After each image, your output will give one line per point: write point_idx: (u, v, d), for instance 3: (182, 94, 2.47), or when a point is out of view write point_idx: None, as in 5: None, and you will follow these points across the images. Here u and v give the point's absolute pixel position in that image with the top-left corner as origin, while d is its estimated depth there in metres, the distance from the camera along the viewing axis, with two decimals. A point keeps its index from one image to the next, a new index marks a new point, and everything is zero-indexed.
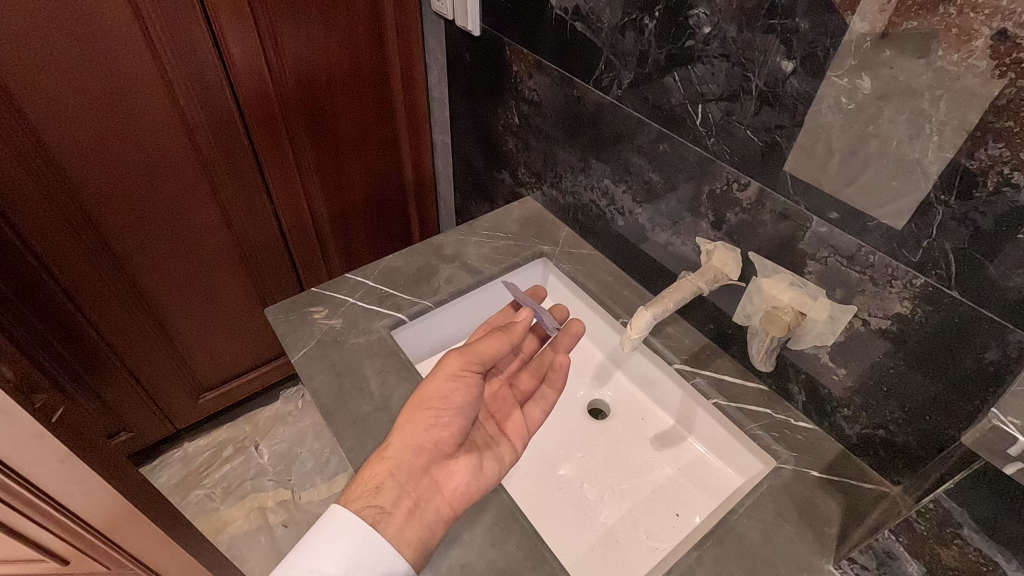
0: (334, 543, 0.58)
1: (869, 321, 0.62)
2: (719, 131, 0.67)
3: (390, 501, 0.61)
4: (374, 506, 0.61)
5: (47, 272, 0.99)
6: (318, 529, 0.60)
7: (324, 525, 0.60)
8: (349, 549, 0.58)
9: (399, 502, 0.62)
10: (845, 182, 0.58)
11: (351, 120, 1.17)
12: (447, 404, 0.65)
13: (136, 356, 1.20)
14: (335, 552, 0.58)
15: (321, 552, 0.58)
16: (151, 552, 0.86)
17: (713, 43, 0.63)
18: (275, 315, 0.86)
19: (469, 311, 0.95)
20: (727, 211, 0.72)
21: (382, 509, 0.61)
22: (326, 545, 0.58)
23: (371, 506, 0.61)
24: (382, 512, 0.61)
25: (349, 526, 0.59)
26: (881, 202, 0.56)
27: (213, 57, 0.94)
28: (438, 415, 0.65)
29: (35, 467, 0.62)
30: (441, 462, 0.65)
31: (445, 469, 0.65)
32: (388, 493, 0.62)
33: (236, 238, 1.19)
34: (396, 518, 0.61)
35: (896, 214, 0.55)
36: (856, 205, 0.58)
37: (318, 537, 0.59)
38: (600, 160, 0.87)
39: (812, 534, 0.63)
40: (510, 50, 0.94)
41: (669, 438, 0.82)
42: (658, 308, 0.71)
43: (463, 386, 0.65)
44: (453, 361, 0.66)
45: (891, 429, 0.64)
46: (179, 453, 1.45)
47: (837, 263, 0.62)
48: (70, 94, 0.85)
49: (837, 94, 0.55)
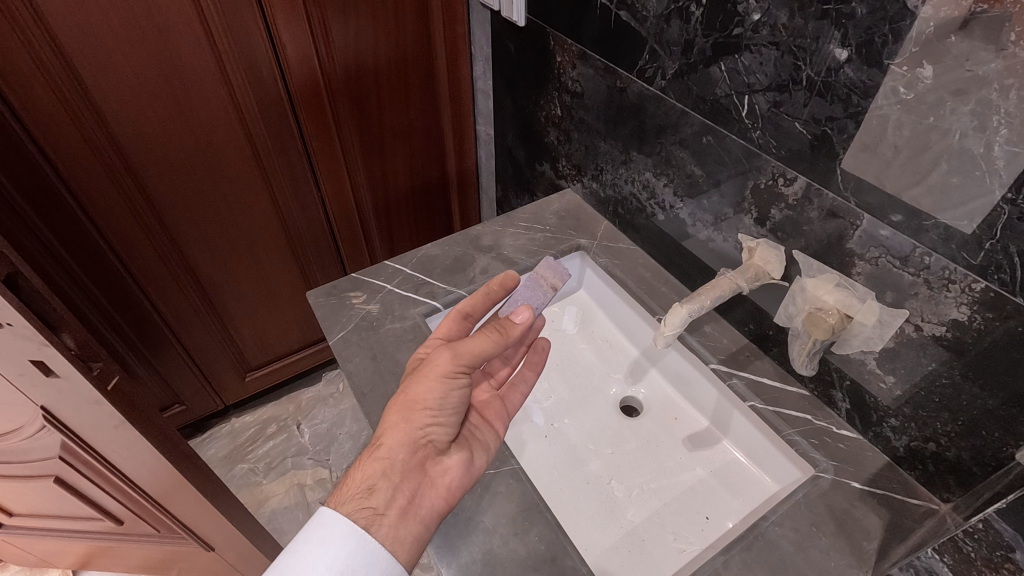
0: (325, 548, 0.55)
1: (921, 327, 0.58)
2: (766, 124, 0.65)
3: (385, 501, 0.57)
4: (369, 508, 0.57)
5: (112, 251, 1.06)
6: (308, 534, 0.56)
7: (313, 529, 0.56)
8: (342, 552, 0.55)
9: (394, 501, 0.57)
10: (904, 180, 0.55)
11: (395, 110, 1.19)
12: (442, 408, 0.61)
13: (189, 333, 1.27)
14: (326, 557, 0.55)
15: (312, 558, 0.55)
16: (196, 517, 0.91)
17: (763, 30, 0.60)
18: (317, 298, 0.88)
19: None
20: (772, 207, 0.69)
21: (376, 510, 0.57)
22: (316, 551, 0.55)
23: (364, 508, 0.57)
24: (377, 513, 0.57)
25: (342, 530, 0.56)
26: (946, 202, 0.52)
27: (265, 45, 0.97)
28: (428, 416, 0.60)
29: (91, 429, 0.67)
30: (436, 456, 0.61)
31: (438, 462, 0.61)
32: (382, 494, 0.57)
33: (284, 222, 1.23)
34: (391, 518, 0.57)
35: (959, 215, 0.52)
36: (915, 203, 0.55)
37: (308, 542, 0.56)
38: (641, 152, 0.86)
39: (849, 548, 0.59)
40: (554, 40, 0.93)
41: (702, 439, 0.80)
42: (694, 304, 0.69)
43: (456, 388, 0.61)
44: (446, 364, 0.60)
45: (942, 443, 0.60)
46: (227, 428, 1.52)
47: (888, 264, 0.59)
48: (134, 80, 0.90)
49: (895, 83, 0.52)
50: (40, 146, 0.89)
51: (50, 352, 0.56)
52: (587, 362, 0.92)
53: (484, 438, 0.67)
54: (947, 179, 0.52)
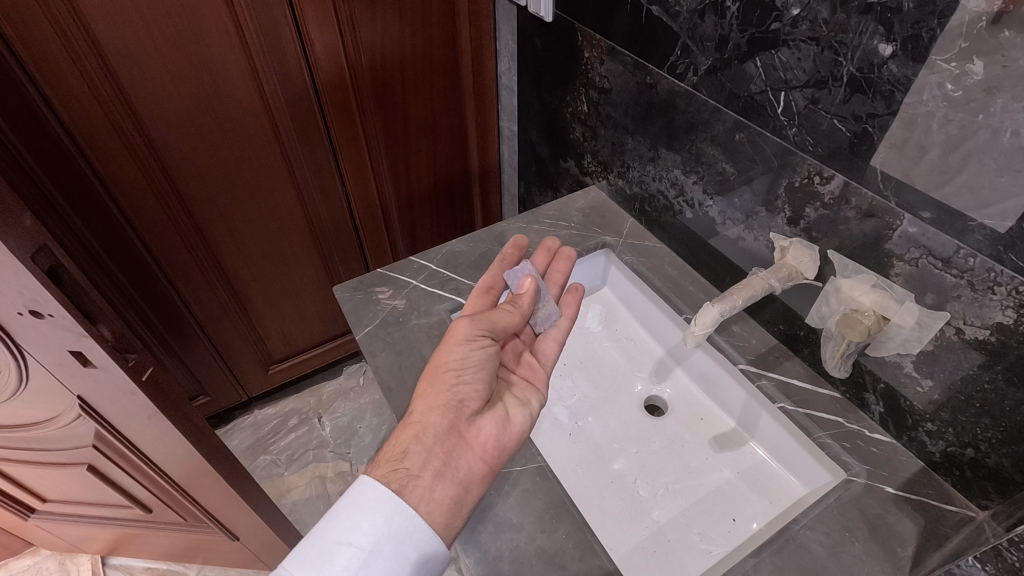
0: (363, 513, 0.57)
1: (963, 331, 0.57)
2: (802, 121, 0.64)
3: (418, 464, 0.60)
4: (402, 470, 0.59)
5: (141, 243, 1.07)
6: (346, 501, 0.58)
7: (352, 497, 0.58)
8: (381, 517, 0.57)
9: (427, 465, 0.60)
10: (943, 180, 0.54)
11: (421, 107, 1.19)
12: (465, 368, 0.65)
13: (214, 325, 1.29)
14: (364, 522, 0.56)
15: (350, 523, 0.57)
16: (223, 506, 0.92)
17: (803, 25, 0.59)
18: (343, 293, 0.89)
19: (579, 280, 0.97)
20: (807, 206, 0.68)
21: (410, 471, 0.59)
22: (355, 517, 0.57)
23: (397, 471, 0.59)
24: (410, 475, 0.59)
25: (379, 497, 0.57)
26: (978, 203, 0.52)
27: (294, 41, 0.98)
28: None
29: (125, 418, 0.68)
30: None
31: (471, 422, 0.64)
32: (415, 458, 0.60)
33: (309, 217, 1.24)
34: (425, 480, 0.59)
35: (1000, 215, 0.51)
36: (955, 204, 0.54)
37: (346, 508, 0.57)
38: (670, 149, 0.85)
39: (884, 554, 0.58)
40: (582, 36, 0.93)
41: (729, 440, 0.79)
42: (725, 304, 0.68)
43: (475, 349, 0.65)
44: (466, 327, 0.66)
45: (982, 449, 0.59)
46: (250, 420, 1.54)
47: (929, 265, 0.58)
48: (168, 77, 0.91)
49: (942, 80, 0.51)
50: (77, 142, 0.91)
51: (89, 343, 0.57)
52: (611, 360, 0.92)
53: (523, 399, 0.70)
54: (978, 178, 0.51)
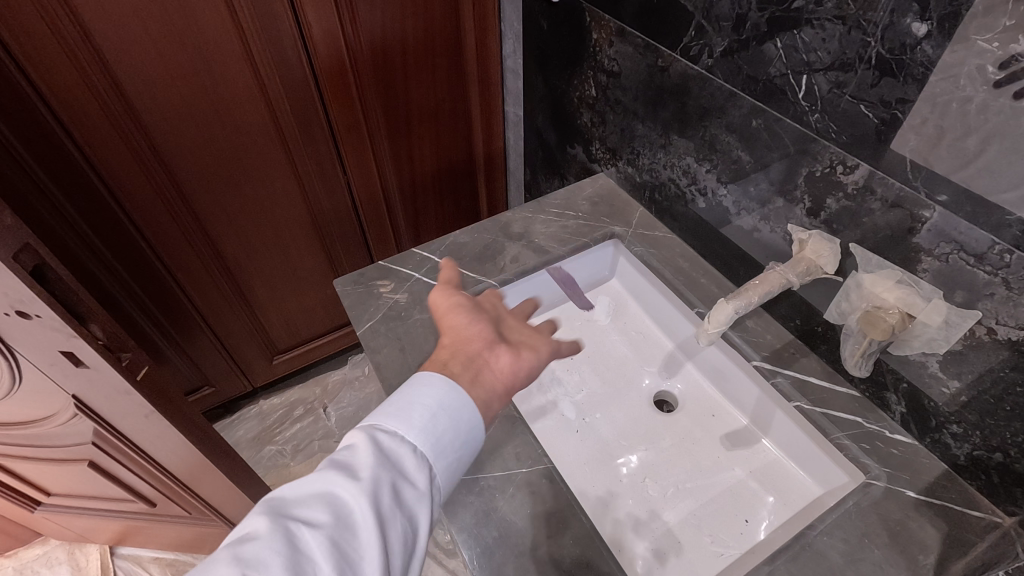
0: (422, 391, 0.52)
1: (996, 330, 0.54)
2: (825, 106, 0.60)
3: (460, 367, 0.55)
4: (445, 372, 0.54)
5: (140, 234, 1.05)
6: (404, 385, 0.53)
7: (408, 382, 0.53)
8: (447, 431, 0.51)
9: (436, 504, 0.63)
10: (960, 163, 0.51)
11: (423, 91, 1.15)
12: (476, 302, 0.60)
13: (217, 316, 1.27)
14: (422, 397, 0.52)
15: (406, 403, 0.51)
16: (226, 501, 0.92)
17: (827, 2, 0.55)
18: (344, 287, 0.86)
19: (587, 267, 0.94)
20: (828, 196, 0.64)
21: None
22: (411, 394, 0.52)
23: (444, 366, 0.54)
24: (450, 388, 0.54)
25: (438, 376, 0.53)
26: (998, 185, 0.49)
27: (291, 25, 0.94)
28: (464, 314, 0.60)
29: (124, 418, 0.66)
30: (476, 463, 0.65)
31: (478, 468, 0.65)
32: None
33: (309, 205, 1.21)
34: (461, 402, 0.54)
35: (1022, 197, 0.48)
36: (972, 187, 0.51)
37: (402, 391, 0.53)
38: (682, 136, 0.81)
39: (906, 562, 0.56)
40: (591, 16, 0.88)
41: (741, 438, 0.77)
42: (740, 300, 0.65)
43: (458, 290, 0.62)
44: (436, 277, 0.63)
45: (1012, 454, 0.56)
46: (255, 410, 1.53)
47: (960, 261, 0.54)
48: (161, 64, 0.88)
49: (981, 61, 0.47)
50: (69, 132, 0.88)
51: (79, 343, 0.55)
52: (621, 354, 0.89)
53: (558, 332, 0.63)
54: (1001, 160, 0.48)
